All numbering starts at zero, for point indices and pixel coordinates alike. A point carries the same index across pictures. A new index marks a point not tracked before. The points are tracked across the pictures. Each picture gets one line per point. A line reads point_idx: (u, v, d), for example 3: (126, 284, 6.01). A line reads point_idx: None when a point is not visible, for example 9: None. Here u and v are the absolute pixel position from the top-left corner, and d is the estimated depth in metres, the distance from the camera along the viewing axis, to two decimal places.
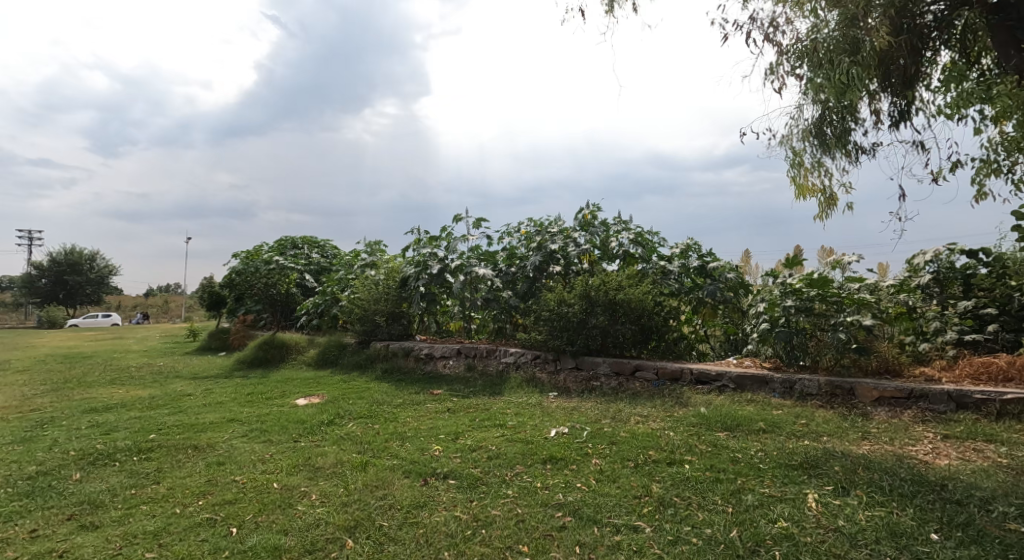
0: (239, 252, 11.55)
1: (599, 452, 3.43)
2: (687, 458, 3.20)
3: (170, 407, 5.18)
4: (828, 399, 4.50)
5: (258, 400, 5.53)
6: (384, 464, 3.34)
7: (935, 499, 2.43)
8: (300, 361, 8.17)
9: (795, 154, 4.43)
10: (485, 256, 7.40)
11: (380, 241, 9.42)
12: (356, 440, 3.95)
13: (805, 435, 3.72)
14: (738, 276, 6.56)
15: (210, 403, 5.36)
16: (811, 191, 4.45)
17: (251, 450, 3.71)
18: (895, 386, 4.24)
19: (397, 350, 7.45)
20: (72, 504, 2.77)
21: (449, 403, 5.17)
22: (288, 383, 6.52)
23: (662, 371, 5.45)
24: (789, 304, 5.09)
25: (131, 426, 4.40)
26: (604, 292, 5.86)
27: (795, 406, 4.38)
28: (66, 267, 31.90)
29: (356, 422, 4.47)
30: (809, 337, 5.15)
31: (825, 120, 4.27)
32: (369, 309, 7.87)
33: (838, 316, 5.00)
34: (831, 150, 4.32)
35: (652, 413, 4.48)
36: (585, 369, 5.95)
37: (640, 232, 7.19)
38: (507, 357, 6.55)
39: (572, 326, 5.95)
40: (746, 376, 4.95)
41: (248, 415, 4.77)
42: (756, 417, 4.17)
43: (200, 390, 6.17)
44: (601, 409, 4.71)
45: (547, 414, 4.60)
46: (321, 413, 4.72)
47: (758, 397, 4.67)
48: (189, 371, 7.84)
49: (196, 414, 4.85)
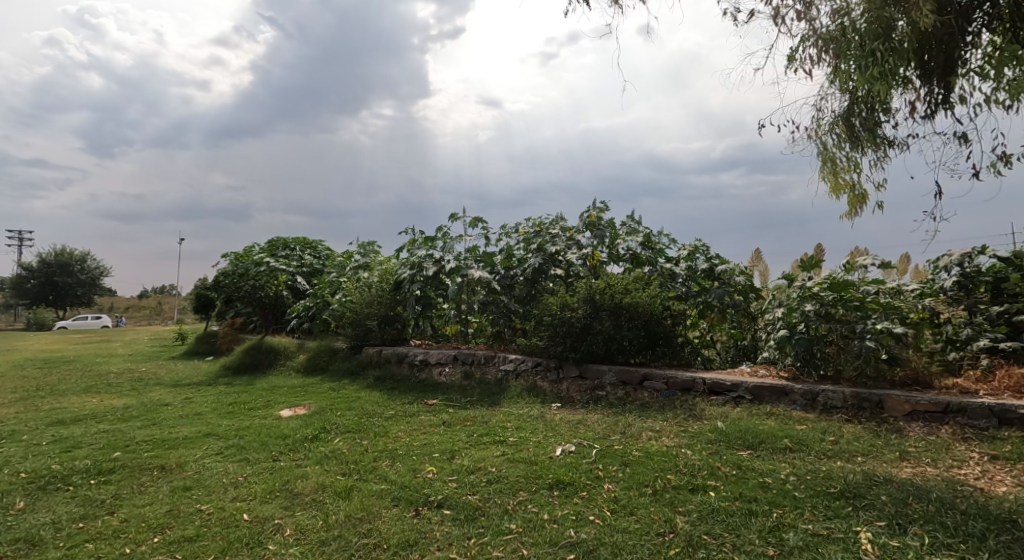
0: (228, 252, 11.20)
1: (612, 475, 3.08)
2: (712, 484, 2.86)
3: (144, 419, 4.80)
4: (855, 412, 4.16)
5: (240, 410, 5.16)
6: (371, 489, 2.98)
7: (1009, 541, 2.11)
8: (288, 367, 7.80)
9: (822, 149, 4.12)
10: (482, 257, 6.99)
11: (374, 241, 9.08)
12: (341, 460, 3.58)
13: (837, 455, 3.37)
14: (748, 280, 6.23)
15: (187, 414, 4.99)
16: (840, 189, 4.13)
17: (223, 471, 3.34)
18: (930, 399, 3.92)
19: (390, 356, 7.09)
20: (7, 543, 2.43)
21: (444, 414, 4.82)
22: (274, 392, 6.15)
23: (672, 381, 5.11)
24: (807, 309, 4.80)
25: (97, 442, 4.03)
26: (610, 295, 5.52)
27: (820, 421, 4.04)
28: (56, 267, 31.47)
29: (343, 437, 4.11)
30: (831, 344, 4.80)
31: (852, 112, 3.95)
32: (361, 313, 7.51)
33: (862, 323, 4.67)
34: (861, 145, 4.01)
35: (663, 428, 4.14)
36: (590, 378, 5.60)
37: (648, 233, 6.86)
38: (506, 364, 6.18)
39: (576, 332, 5.60)
40: (765, 387, 4.61)
41: (227, 428, 4.40)
42: (779, 433, 3.83)
43: (179, 399, 5.80)
44: (608, 422, 4.36)
45: (550, 428, 4.25)
46: (306, 427, 4.36)
47: (779, 411, 4.33)
48: (171, 377, 7.46)
49: (170, 426, 4.47)
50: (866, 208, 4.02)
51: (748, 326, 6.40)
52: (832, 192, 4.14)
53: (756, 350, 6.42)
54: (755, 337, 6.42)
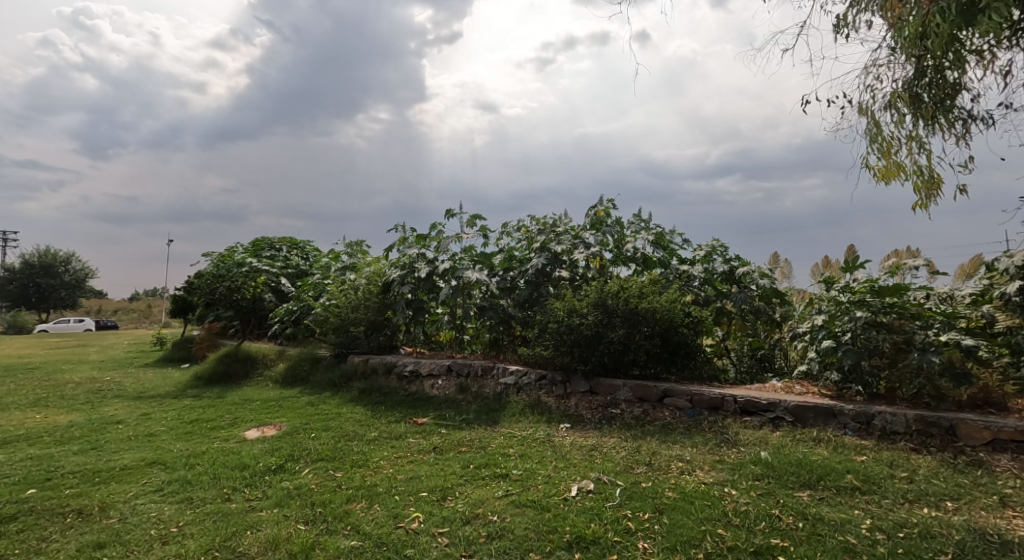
0: (210, 253, 10.54)
1: (647, 529, 2.46)
2: (779, 545, 2.27)
3: (83, 442, 4.09)
4: (921, 440, 3.52)
5: (200, 431, 4.46)
6: (339, 550, 2.33)
7: None
8: (265, 378, 7.09)
9: (878, 127, 3.56)
10: (479, 259, 6.34)
11: (363, 241, 8.43)
12: (308, 500, 2.91)
13: (920, 499, 2.73)
14: (772, 284, 5.58)
15: (137, 436, 4.29)
16: (897, 174, 3.59)
17: (155, 519, 2.65)
18: (1015, 426, 3.30)
19: (378, 366, 6.43)
20: None
21: (435, 437, 4.16)
22: (244, 407, 5.46)
23: (697, 398, 4.45)
24: (858, 318, 4.17)
25: (15, 474, 3.33)
26: (624, 299, 4.86)
27: (882, 452, 3.40)
28: (39, 269, 30.60)
29: (313, 468, 3.42)
30: (886, 359, 4.16)
31: (920, 82, 3.40)
32: (346, 318, 6.86)
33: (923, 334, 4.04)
34: (927, 120, 3.45)
35: (695, 457, 3.51)
36: (602, 394, 4.94)
37: (661, 232, 6.22)
38: (506, 377, 5.51)
39: (585, 341, 4.93)
40: (809, 407, 3.97)
41: (178, 455, 3.71)
42: (838, 465, 3.19)
43: (135, 416, 5.10)
44: (628, 450, 3.71)
45: (561, 457, 3.58)
46: (273, 454, 3.68)
47: (828, 436, 3.69)
48: (135, 389, 6.73)
49: (110, 452, 3.77)
50: (940, 191, 3.71)
51: (767, 333, 5.75)
52: (881, 179, 3.69)
53: (777, 360, 5.77)
54: (774, 346, 5.78)
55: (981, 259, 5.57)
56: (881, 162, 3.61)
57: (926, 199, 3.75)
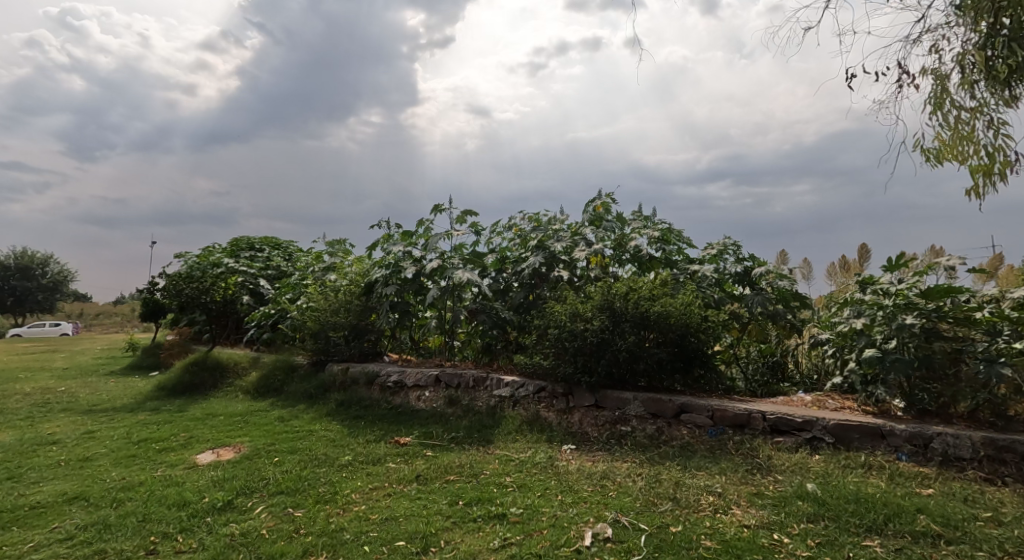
0: (185, 254, 9.90)
1: None
2: None
3: (2, 470, 3.48)
4: (994, 469, 2.99)
5: (146, 454, 3.84)
6: None
7: None
8: (236, 388, 6.45)
9: (942, 97, 3.00)
10: (470, 257, 5.77)
11: (345, 240, 7.82)
12: (255, 553, 2.33)
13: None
14: (792, 286, 5.02)
15: (70, 461, 3.68)
16: (968, 151, 3.05)
17: None
18: None
19: (359, 376, 5.83)
20: None
21: (418, 462, 3.57)
22: (205, 423, 4.85)
23: (720, 415, 3.88)
24: (908, 324, 3.65)
25: None
26: (633, 302, 4.31)
27: (951, 483, 2.87)
28: (15, 271, 29.62)
29: (268, 505, 2.83)
30: (948, 372, 3.65)
31: (994, 43, 2.84)
32: (325, 323, 6.25)
33: (993, 345, 3.53)
34: (1001, 87, 2.89)
35: (727, 489, 2.95)
36: (608, 409, 4.37)
37: (666, 229, 5.66)
38: (501, 388, 4.92)
39: (590, 349, 4.36)
40: (853, 427, 3.42)
41: (108, 487, 3.10)
42: (906, 501, 2.64)
43: (78, 434, 4.47)
44: (646, 479, 3.13)
45: (567, 488, 3.00)
46: (222, 486, 3.07)
47: (881, 462, 3.15)
48: (89, 401, 6.06)
49: (28, 485, 3.16)
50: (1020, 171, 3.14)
51: (780, 338, 5.20)
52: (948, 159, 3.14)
53: (790, 367, 5.24)
54: (787, 352, 5.24)
55: (1001, 265, 5.33)
56: (949, 138, 3.07)
57: (990, 188, 3.26)
